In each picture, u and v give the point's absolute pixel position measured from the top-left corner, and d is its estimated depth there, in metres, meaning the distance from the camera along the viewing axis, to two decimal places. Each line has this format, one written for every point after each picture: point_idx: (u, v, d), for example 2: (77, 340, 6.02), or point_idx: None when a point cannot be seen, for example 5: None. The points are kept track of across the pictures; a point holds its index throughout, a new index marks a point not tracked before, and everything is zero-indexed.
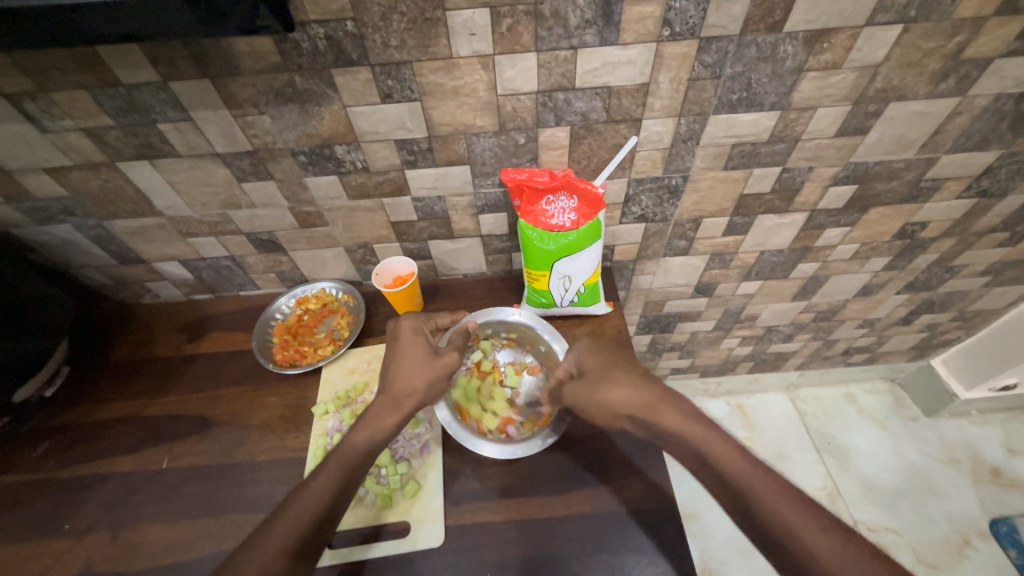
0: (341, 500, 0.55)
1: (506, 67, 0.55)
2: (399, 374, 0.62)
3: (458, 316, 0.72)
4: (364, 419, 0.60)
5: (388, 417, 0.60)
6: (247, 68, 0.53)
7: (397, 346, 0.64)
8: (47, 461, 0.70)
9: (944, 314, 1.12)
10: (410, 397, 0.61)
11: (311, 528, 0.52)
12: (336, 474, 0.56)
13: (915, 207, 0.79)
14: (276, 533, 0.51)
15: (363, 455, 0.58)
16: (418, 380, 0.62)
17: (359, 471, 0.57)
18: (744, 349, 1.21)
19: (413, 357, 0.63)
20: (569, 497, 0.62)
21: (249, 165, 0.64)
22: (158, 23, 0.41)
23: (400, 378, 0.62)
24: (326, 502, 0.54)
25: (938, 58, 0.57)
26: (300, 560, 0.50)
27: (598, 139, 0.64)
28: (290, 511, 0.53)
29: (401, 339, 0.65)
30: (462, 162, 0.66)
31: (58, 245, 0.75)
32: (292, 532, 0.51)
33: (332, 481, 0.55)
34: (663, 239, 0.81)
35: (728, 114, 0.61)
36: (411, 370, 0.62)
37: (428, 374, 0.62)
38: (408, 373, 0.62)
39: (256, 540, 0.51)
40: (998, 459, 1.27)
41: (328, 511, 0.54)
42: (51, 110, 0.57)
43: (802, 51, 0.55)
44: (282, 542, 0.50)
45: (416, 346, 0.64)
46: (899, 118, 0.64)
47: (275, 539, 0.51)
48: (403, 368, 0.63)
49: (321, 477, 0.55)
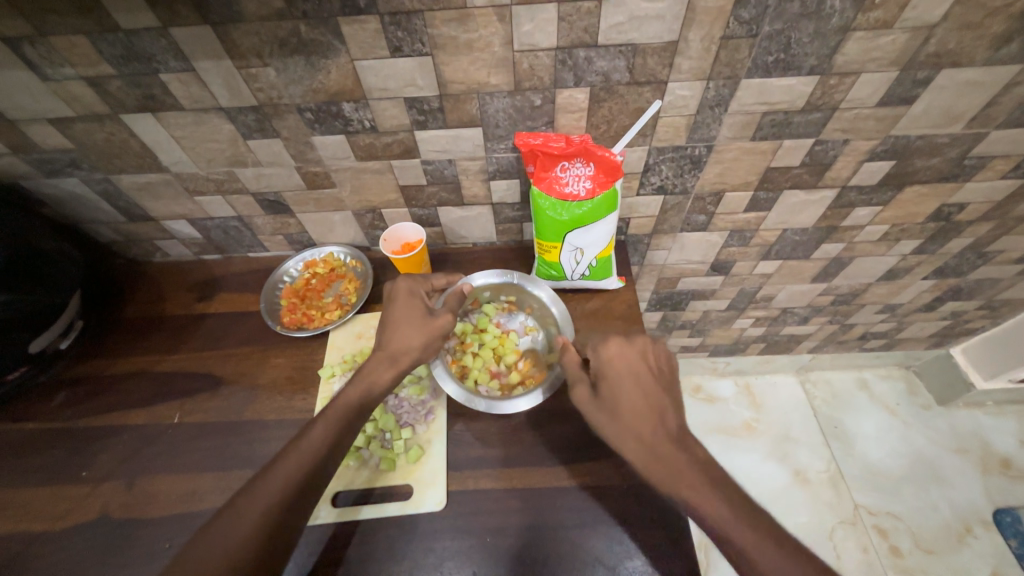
0: (338, 451, 0.56)
1: (524, 19, 0.51)
2: (396, 334, 0.63)
3: (455, 278, 0.71)
4: (360, 373, 0.61)
5: (384, 371, 0.61)
6: (249, 14, 0.50)
7: (393, 306, 0.65)
8: (65, 411, 0.72)
9: (970, 302, 1.08)
10: (406, 353, 0.62)
11: (309, 479, 0.53)
12: (333, 426, 0.57)
13: (955, 186, 0.74)
14: (274, 481, 0.52)
15: (359, 409, 0.59)
16: (415, 339, 0.62)
17: (355, 423, 0.58)
18: (757, 330, 1.18)
19: (409, 317, 0.64)
20: (571, 470, 0.62)
21: (255, 121, 0.62)
22: None
23: (396, 336, 0.63)
24: (325, 451, 0.55)
25: (1003, 19, 0.51)
26: (298, 509, 0.52)
27: (619, 102, 0.60)
28: (290, 458, 0.54)
29: (398, 299, 0.65)
30: (474, 124, 0.63)
31: (68, 199, 0.74)
32: (289, 482, 0.52)
33: (329, 434, 0.56)
34: (682, 213, 0.78)
35: (761, 78, 0.57)
36: (406, 328, 0.63)
37: (425, 333, 0.63)
38: (404, 331, 0.63)
39: (254, 488, 0.52)
40: (1009, 450, 1.25)
41: (325, 463, 0.55)
42: (51, 57, 0.55)
43: (851, 7, 0.50)
44: (281, 492, 0.52)
45: (412, 306, 0.64)
46: (949, 88, 0.58)
47: (273, 489, 0.52)
48: (398, 327, 0.63)
49: (320, 426, 0.57)
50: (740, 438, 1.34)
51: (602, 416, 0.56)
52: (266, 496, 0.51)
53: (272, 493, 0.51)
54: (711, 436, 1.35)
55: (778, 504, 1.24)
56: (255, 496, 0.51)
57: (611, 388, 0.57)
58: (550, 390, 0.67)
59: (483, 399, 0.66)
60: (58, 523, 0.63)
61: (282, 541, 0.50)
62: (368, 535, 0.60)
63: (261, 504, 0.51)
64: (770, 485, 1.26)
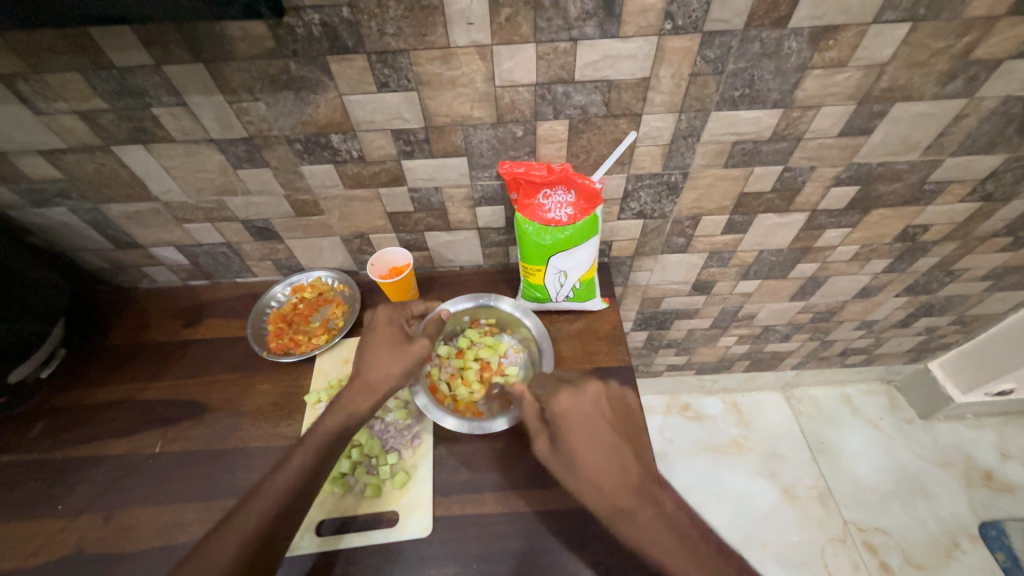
0: (316, 481, 0.56)
1: (504, 57, 0.54)
2: (374, 363, 0.63)
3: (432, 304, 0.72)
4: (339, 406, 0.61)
5: (364, 400, 0.61)
6: (241, 52, 0.53)
7: (371, 337, 0.66)
8: (42, 442, 0.71)
9: (943, 318, 1.12)
10: (385, 381, 0.62)
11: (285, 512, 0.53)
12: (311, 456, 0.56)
13: (918, 209, 0.78)
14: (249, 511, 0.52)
15: (339, 437, 0.59)
16: (393, 367, 0.63)
17: (334, 453, 0.58)
18: (741, 347, 1.20)
19: (386, 347, 0.64)
20: (557, 492, 0.62)
21: (245, 152, 0.64)
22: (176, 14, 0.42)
23: (373, 367, 0.63)
24: (302, 482, 0.55)
25: (947, 58, 0.56)
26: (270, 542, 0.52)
27: (597, 133, 0.63)
28: (266, 490, 0.54)
29: (375, 331, 0.66)
30: (459, 154, 0.65)
31: (55, 228, 0.75)
32: (266, 514, 0.52)
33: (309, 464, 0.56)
34: (662, 236, 0.80)
35: (730, 110, 0.60)
36: (385, 358, 0.64)
37: (402, 362, 0.63)
38: (381, 361, 0.64)
39: (230, 523, 0.52)
40: (990, 463, 1.28)
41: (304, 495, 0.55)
42: (44, 92, 0.56)
43: (807, 48, 0.54)
44: (256, 526, 0.51)
45: (389, 335, 0.65)
46: (904, 119, 0.62)
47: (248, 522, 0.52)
48: (376, 357, 0.64)
49: (297, 457, 0.56)
50: (729, 456, 1.35)
51: (563, 469, 0.54)
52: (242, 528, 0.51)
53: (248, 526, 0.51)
54: (700, 454, 1.36)
55: (768, 522, 1.24)
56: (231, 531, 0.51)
57: (572, 441, 0.54)
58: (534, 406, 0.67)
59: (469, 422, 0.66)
60: (31, 560, 0.61)
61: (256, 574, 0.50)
62: (352, 564, 0.59)
63: (238, 537, 0.51)
64: (760, 503, 1.27)
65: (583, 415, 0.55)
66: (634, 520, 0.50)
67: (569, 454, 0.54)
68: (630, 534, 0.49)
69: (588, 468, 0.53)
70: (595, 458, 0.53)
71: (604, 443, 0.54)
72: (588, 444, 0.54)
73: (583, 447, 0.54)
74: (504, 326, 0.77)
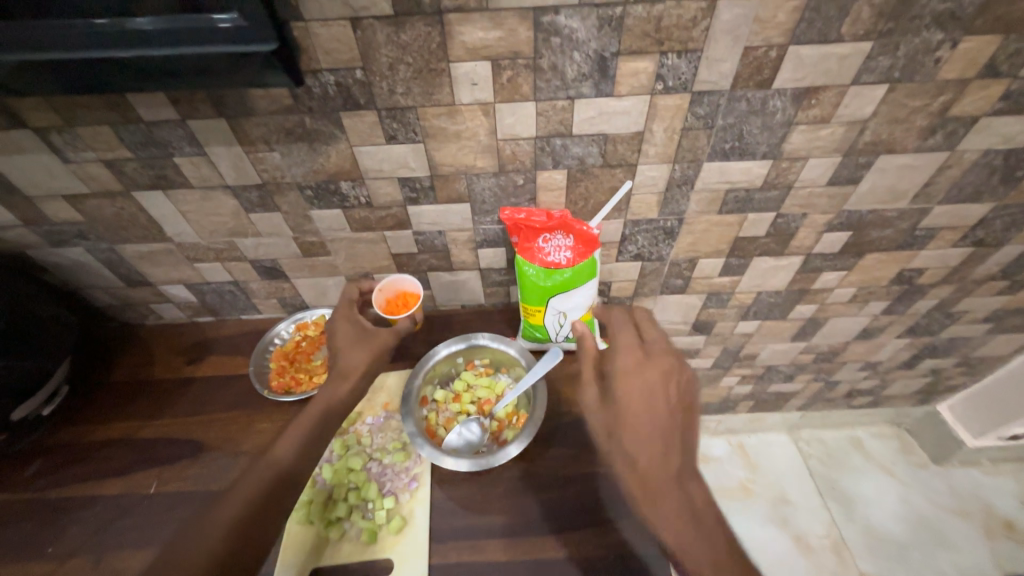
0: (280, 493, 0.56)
1: (506, 114, 0.58)
2: (342, 359, 0.66)
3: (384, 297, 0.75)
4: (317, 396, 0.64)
5: (335, 392, 0.64)
6: (261, 109, 0.56)
7: (336, 329, 0.69)
8: (37, 481, 0.70)
9: (947, 360, 1.11)
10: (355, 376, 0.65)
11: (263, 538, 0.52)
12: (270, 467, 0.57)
13: (911, 254, 0.80)
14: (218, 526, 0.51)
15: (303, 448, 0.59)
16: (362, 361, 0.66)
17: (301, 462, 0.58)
18: (744, 387, 1.19)
19: (355, 337, 0.68)
20: (558, 540, 0.61)
21: (257, 197, 0.67)
22: (195, 68, 0.48)
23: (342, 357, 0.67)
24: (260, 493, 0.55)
25: (925, 116, 0.59)
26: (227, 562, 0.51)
27: (594, 182, 0.66)
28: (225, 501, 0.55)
29: (342, 321, 0.70)
30: (462, 201, 0.68)
31: (71, 266, 0.77)
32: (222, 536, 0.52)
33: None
34: (660, 277, 0.82)
35: (721, 161, 0.63)
36: (354, 350, 0.67)
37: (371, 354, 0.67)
38: (352, 347, 0.67)
39: (190, 533, 0.53)
40: (1010, 512, 1.23)
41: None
42: (75, 143, 0.60)
43: (791, 106, 0.57)
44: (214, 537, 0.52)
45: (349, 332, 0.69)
46: (890, 170, 0.65)
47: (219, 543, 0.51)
48: (348, 345, 0.67)
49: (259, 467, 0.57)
50: (737, 502, 1.30)
51: (590, 396, 0.60)
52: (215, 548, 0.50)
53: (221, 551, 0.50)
54: None
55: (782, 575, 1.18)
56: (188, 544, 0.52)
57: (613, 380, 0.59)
58: (529, 437, 0.67)
59: (466, 459, 0.66)
60: None
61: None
62: None
63: (191, 554, 0.51)
64: (772, 553, 1.21)
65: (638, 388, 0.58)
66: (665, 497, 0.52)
67: (604, 394, 0.59)
68: (626, 472, 0.54)
69: (633, 441, 0.55)
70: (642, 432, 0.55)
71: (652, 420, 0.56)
72: (627, 389, 0.58)
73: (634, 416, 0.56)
74: (500, 365, 0.78)
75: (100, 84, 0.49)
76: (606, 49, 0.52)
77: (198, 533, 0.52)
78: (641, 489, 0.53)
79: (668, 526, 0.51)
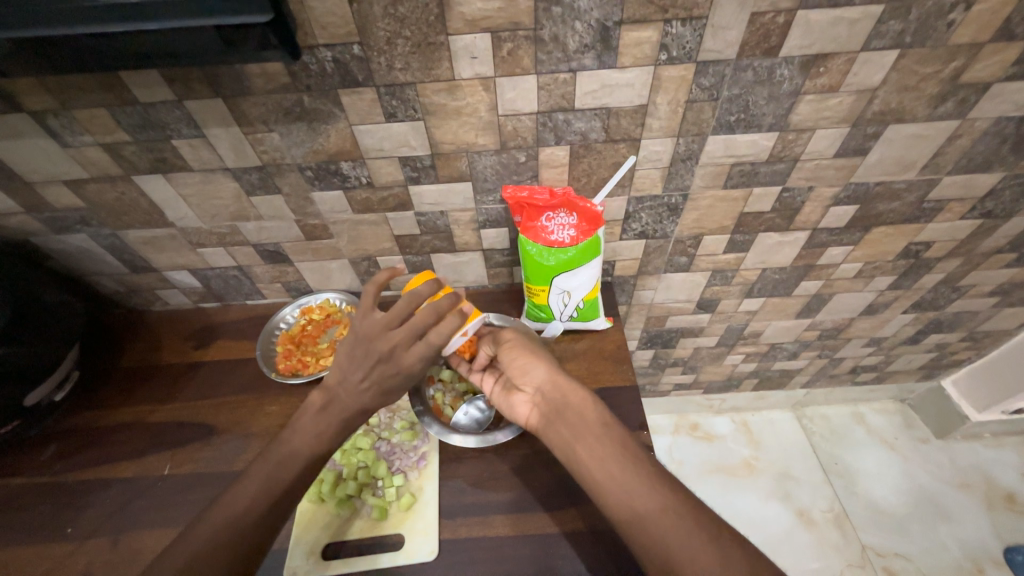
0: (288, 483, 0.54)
1: (507, 88, 0.57)
2: (344, 386, 0.57)
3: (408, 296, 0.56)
4: (311, 405, 0.58)
5: (338, 408, 0.56)
6: (258, 88, 0.56)
7: (359, 355, 0.56)
8: (53, 465, 0.71)
9: (952, 335, 1.10)
10: (354, 399, 0.56)
11: (275, 510, 0.53)
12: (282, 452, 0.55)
13: (919, 227, 0.79)
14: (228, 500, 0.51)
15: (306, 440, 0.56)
16: (364, 398, 0.56)
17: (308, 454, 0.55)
18: (748, 366, 1.20)
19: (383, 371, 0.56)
20: (564, 514, 0.62)
21: (258, 180, 0.66)
22: (187, 42, 0.47)
23: (353, 384, 0.56)
24: (275, 474, 0.54)
25: (936, 82, 0.57)
26: (244, 543, 0.50)
27: (597, 158, 0.65)
28: (239, 483, 0.54)
29: (369, 345, 0.55)
30: (464, 179, 0.67)
31: (75, 253, 0.77)
32: (235, 518, 0.51)
33: (295, 461, 0.55)
34: (664, 255, 0.81)
35: (727, 134, 0.62)
36: (358, 377, 0.56)
37: (375, 391, 0.56)
38: (373, 383, 0.56)
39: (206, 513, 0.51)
40: (1011, 485, 1.24)
41: (292, 490, 0.54)
42: (72, 127, 0.59)
43: (798, 75, 0.56)
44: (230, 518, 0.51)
45: (357, 348, 0.56)
46: (898, 140, 0.64)
47: (228, 518, 0.51)
48: (370, 377, 0.56)
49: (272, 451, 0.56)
50: (741, 477, 1.32)
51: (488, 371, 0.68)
52: (227, 520, 0.51)
53: (234, 524, 0.51)
54: (711, 476, 1.33)
55: (785, 548, 1.20)
56: (208, 522, 0.52)
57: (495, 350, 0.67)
58: None
59: (472, 436, 0.68)
60: None
61: (233, 568, 0.50)
62: None
63: (211, 531, 0.51)
64: (775, 527, 1.24)
65: (525, 349, 0.65)
66: (576, 437, 0.56)
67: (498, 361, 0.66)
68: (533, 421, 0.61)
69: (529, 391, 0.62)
70: (536, 383, 0.62)
71: (547, 374, 0.62)
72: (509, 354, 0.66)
73: (535, 370, 0.62)
74: None
75: (97, 66, 0.49)
76: (609, 18, 0.51)
77: (215, 514, 0.52)
78: (547, 428, 0.59)
79: (580, 447, 0.55)
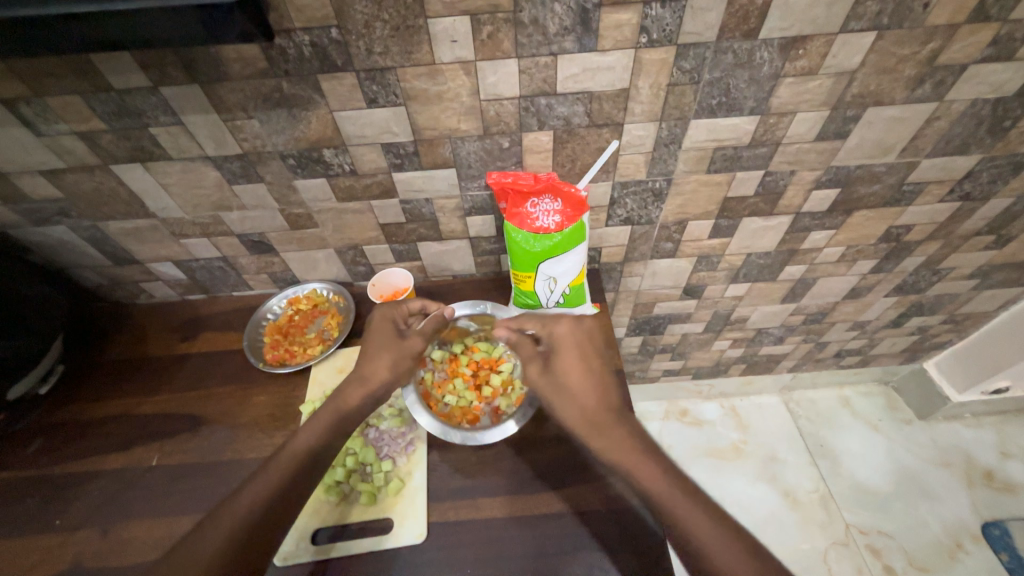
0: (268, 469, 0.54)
1: (487, 73, 0.56)
2: (369, 358, 0.65)
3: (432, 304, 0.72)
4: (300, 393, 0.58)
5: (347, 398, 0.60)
6: (235, 73, 0.55)
7: (376, 325, 0.67)
8: (39, 458, 0.71)
9: (934, 318, 1.13)
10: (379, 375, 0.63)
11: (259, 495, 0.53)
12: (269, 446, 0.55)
13: (899, 210, 0.80)
14: None
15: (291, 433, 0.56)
16: (386, 362, 0.64)
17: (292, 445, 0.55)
18: (736, 351, 1.21)
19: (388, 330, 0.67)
20: (550, 495, 0.63)
21: (240, 168, 0.66)
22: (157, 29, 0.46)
23: (376, 362, 0.64)
24: None
25: (914, 64, 0.58)
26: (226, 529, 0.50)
27: (580, 143, 0.65)
28: None
29: (379, 331, 0.67)
30: (448, 166, 0.67)
31: (55, 246, 0.76)
32: None
33: None
34: (649, 241, 0.82)
35: (709, 118, 0.62)
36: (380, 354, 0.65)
37: (395, 356, 0.65)
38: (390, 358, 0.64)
39: None
40: (990, 462, 1.28)
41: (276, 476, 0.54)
42: (45, 115, 0.58)
43: (778, 57, 0.56)
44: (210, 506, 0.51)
45: (382, 331, 0.67)
46: (878, 123, 0.65)
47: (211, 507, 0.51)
48: (387, 353, 0.65)
49: None
50: (730, 461, 1.35)
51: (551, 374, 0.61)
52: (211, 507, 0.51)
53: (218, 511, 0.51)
54: (700, 460, 1.35)
55: (771, 526, 1.24)
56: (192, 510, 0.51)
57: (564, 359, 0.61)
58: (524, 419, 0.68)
59: (459, 431, 0.67)
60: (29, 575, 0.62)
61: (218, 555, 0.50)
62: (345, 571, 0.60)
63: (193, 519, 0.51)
64: (762, 507, 1.26)
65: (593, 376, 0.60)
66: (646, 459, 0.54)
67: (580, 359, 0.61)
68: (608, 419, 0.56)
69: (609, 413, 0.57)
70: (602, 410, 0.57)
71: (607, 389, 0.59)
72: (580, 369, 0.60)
73: (570, 382, 0.60)
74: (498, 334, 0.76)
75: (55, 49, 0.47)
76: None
77: None
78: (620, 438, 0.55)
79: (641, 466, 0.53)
